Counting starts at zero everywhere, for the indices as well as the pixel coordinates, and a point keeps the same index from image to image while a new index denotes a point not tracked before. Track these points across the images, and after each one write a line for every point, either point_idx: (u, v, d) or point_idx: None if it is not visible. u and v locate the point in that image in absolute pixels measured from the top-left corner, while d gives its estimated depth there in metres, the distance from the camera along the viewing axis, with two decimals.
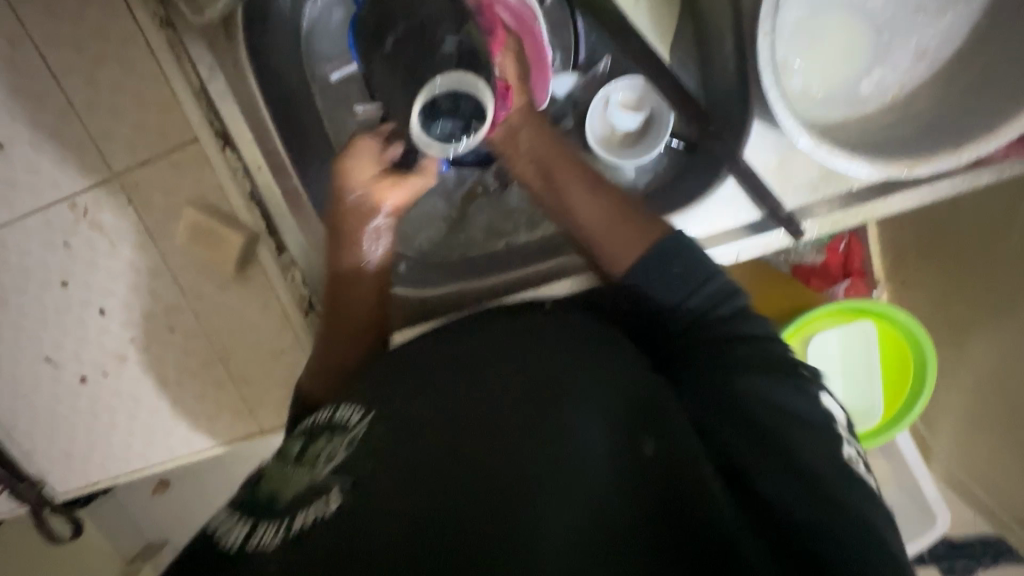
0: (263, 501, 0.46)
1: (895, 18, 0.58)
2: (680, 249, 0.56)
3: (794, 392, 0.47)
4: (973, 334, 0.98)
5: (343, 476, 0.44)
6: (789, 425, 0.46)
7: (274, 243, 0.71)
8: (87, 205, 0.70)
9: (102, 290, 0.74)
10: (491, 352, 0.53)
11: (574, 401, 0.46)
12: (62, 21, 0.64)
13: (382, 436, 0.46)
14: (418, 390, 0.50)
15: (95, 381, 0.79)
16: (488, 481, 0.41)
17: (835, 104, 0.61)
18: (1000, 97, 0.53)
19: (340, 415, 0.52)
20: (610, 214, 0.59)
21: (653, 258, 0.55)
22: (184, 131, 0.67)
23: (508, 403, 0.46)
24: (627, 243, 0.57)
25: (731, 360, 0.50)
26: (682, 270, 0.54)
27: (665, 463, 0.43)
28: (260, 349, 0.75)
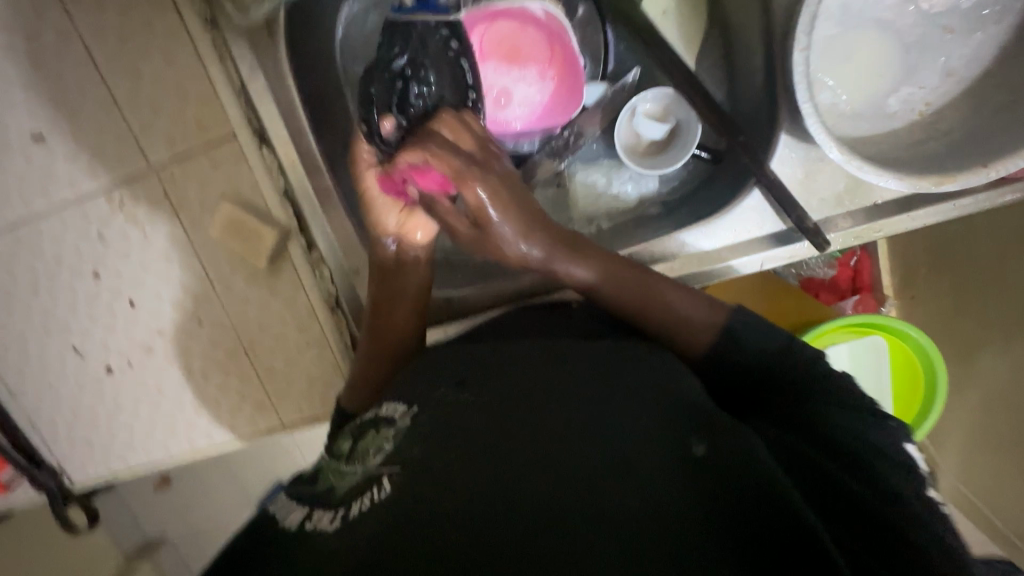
0: (319, 493, 0.48)
1: (924, 36, 0.59)
2: (751, 328, 0.57)
3: (849, 412, 0.49)
4: (983, 351, 0.99)
5: (395, 466, 0.45)
6: (843, 433, 0.47)
7: (304, 239, 0.73)
8: (124, 197, 0.72)
9: (133, 281, 0.75)
10: (541, 352, 0.55)
11: (627, 398, 0.48)
12: (109, 17, 0.66)
13: (426, 421, 0.49)
14: (473, 384, 0.52)
15: (120, 370, 0.80)
16: (548, 466, 0.42)
17: (862, 118, 0.62)
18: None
19: (385, 409, 0.55)
20: (688, 301, 0.60)
21: (744, 326, 0.57)
22: (223, 127, 0.69)
23: (568, 393, 0.48)
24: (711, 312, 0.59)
25: (803, 391, 0.52)
26: (760, 334, 0.57)
27: (723, 453, 0.43)
28: (285, 344, 0.76)
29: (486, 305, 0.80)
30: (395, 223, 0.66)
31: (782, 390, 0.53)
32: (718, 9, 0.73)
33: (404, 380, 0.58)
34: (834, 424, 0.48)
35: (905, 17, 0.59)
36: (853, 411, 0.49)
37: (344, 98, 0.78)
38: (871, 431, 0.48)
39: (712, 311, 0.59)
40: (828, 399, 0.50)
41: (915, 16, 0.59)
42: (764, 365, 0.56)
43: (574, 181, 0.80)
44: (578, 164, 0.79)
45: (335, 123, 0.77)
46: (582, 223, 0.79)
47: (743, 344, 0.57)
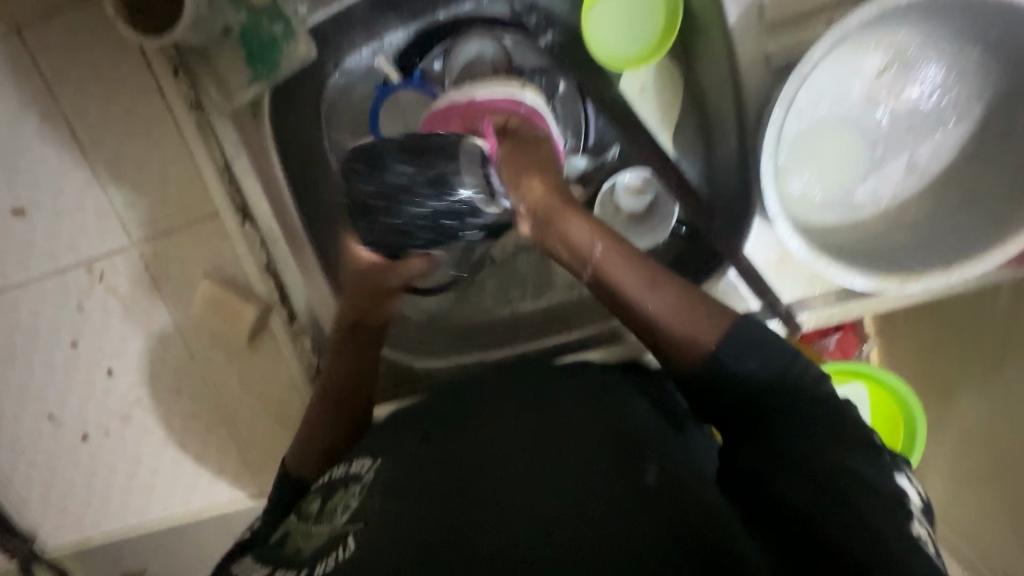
0: (287, 555, 0.49)
1: (889, 132, 0.61)
2: (753, 334, 0.51)
3: (841, 440, 0.46)
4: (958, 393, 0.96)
5: (358, 522, 0.47)
6: (825, 469, 0.45)
7: (286, 312, 0.72)
8: (105, 270, 0.72)
9: (111, 352, 0.75)
10: (503, 406, 0.56)
11: (576, 440, 0.50)
12: (93, 100, 0.66)
13: (378, 489, 0.50)
14: (431, 441, 0.54)
15: (96, 439, 0.79)
16: (501, 520, 0.44)
17: (832, 208, 0.64)
18: (977, 219, 0.57)
19: (355, 466, 0.55)
20: (679, 314, 0.53)
21: (739, 341, 0.51)
22: (207, 206, 0.69)
23: (518, 446, 0.50)
24: (705, 327, 0.52)
25: (798, 423, 0.48)
26: (758, 347, 0.50)
27: (667, 489, 0.46)
28: (265, 414, 0.76)
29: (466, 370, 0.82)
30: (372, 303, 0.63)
31: (760, 411, 0.49)
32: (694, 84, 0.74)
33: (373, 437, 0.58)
34: (814, 449, 0.46)
35: (869, 115, 0.61)
36: (851, 449, 0.45)
37: None
38: (865, 462, 0.45)
39: (706, 331, 0.52)
40: (823, 435, 0.46)
41: (878, 114, 0.61)
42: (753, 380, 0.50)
43: None
44: None
45: None
46: (564, 287, 0.85)
47: (736, 367, 0.50)
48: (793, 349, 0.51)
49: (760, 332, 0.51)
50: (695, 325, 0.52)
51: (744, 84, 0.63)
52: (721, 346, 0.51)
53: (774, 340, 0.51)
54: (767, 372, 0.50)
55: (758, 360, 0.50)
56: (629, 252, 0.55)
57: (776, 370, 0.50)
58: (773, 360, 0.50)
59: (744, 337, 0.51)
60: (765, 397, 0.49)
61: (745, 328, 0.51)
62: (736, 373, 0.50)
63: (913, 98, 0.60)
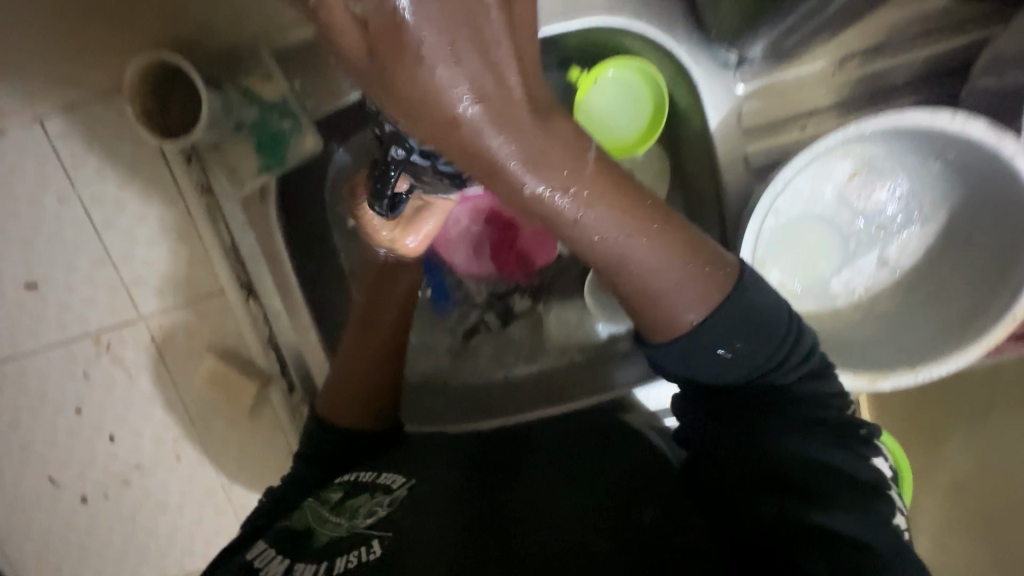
0: (300, 534, 0.55)
1: (862, 230, 0.65)
2: (755, 308, 0.46)
3: (828, 444, 0.48)
4: (952, 440, 0.84)
5: (384, 531, 0.53)
6: (811, 477, 0.47)
7: (286, 383, 0.74)
8: (111, 340, 0.74)
9: (114, 418, 0.77)
10: (538, 448, 0.64)
11: (588, 477, 0.57)
12: (108, 183, 0.70)
13: (415, 496, 0.56)
14: (460, 468, 0.61)
15: (95, 502, 0.81)
16: (528, 542, 0.51)
17: (808, 297, 0.67)
18: (940, 321, 0.60)
19: (382, 478, 0.60)
20: (666, 259, 0.44)
21: (737, 312, 0.46)
22: (212, 283, 0.72)
23: (543, 482, 0.58)
24: (699, 299, 0.46)
25: (784, 434, 0.48)
26: (754, 328, 0.46)
27: (658, 528, 0.52)
28: (261, 480, 0.78)
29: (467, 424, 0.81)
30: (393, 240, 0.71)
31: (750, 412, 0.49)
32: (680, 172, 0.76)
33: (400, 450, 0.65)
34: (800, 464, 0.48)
35: (843, 214, 0.65)
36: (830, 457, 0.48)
37: None
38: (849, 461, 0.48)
39: (699, 303, 0.46)
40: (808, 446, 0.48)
41: (851, 214, 0.64)
42: (752, 362, 0.47)
43: (550, 320, 0.87)
44: (553, 301, 0.87)
45: None
46: (556, 353, 0.86)
47: (725, 348, 0.46)
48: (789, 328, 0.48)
49: (772, 312, 0.47)
50: (683, 280, 0.45)
51: (725, 183, 0.67)
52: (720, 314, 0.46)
53: (775, 315, 0.47)
54: (759, 358, 0.47)
55: (749, 345, 0.47)
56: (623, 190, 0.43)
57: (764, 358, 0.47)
58: (763, 346, 0.47)
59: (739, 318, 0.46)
60: (760, 403, 0.48)
61: (751, 296, 0.47)
62: (723, 356, 0.47)
63: (882, 199, 0.63)
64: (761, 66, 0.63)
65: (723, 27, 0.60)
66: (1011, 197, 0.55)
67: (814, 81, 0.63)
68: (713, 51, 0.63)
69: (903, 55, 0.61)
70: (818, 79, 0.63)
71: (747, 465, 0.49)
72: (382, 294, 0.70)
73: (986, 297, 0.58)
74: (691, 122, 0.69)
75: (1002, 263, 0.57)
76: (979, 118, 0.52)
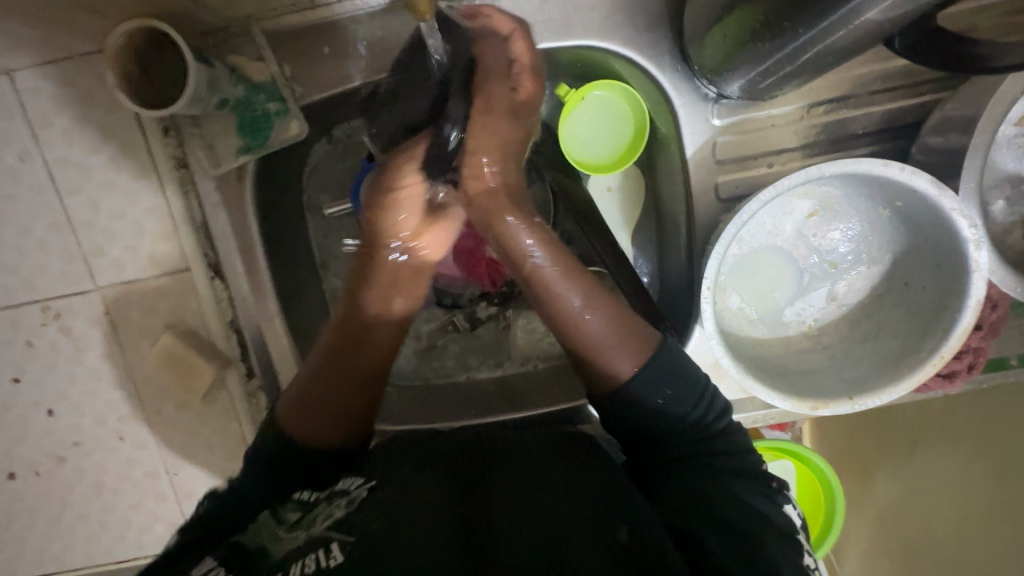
0: (254, 552, 0.51)
1: (815, 265, 0.69)
2: (678, 363, 0.60)
3: (736, 478, 0.55)
4: (880, 473, 0.92)
5: (346, 535, 0.49)
6: (721, 498, 0.53)
7: (245, 368, 0.73)
8: (61, 311, 0.71)
9: (54, 392, 0.73)
10: (514, 458, 0.61)
11: (557, 487, 0.55)
12: (76, 147, 0.67)
13: (384, 497, 0.53)
14: (430, 467, 0.59)
15: (23, 479, 0.76)
16: (497, 546, 0.47)
17: (763, 324, 0.71)
18: (877, 356, 0.65)
19: (340, 486, 0.59)
20: (609, 339, 0.60)
21: (658, 370, 0.59)
22: (177, 261, 0.70)
23: (526, 489, 0.55)
24: (633, 350, 0.60)
25: (706, 464, 0.56)
26: (677, 382, 0.59)
27: (637, 542, 0.48)
28: (209, 468, 0.76)
29: (426, 420, 0.82)
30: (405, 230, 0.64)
31: (681, 442, 0.58)
32: (655, 195, 0.79)
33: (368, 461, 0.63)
34: (716, 484, 0.54)
35: (800, 249, 0.69)
36: (739, 477, 0.55)
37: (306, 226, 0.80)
38: (759, 498, 0.54)
39: (632, 356, 0.59)
40: (730, 476, 0.55)
41: (808, 250, 0.69)
42: (666, 417, 0.58)
43: (517, 327, 0.88)
44: (522, 310, 0.88)
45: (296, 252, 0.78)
46: (518, 361, 0.88)
47: (653, 403, 0.58)
48: (704, 385, 0.61)
49: (685, 369, 0.60)
50: (616, 351, 0.60)
51: (695, 209, 0.71)
52: (652, 363, 0.59)
53: (689, 372, 0.60)
54: (688, 403, 0.59)
55: (678, 391, 0.59)
56: (582, 277, 0.64)
57: (689, 411, 0.58)
58: (685, 394, 0.59)
59: (660, 372, 0.59)
60: (689, 440, 0.58)
61: (669, 355, 0.60)
62: (659, 404, 0.58)
63: (835, 238, 0.68)
64: (737, 103, 0.67)
65: (705, 64, 0.63)
66: (947, 247, 0.59)
67: (783, 123, 0.68)
68: (695, 84, 0.67)
69: (864, 107, 0.66)
70: (787, 122, 0.68)
71: (669, 473, 0.57)
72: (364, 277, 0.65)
73: (918, 338, 0.62)
74: (670, 147, 0.72)
75: (935, 308, 0.61)
76: (923, 173, 0.56)
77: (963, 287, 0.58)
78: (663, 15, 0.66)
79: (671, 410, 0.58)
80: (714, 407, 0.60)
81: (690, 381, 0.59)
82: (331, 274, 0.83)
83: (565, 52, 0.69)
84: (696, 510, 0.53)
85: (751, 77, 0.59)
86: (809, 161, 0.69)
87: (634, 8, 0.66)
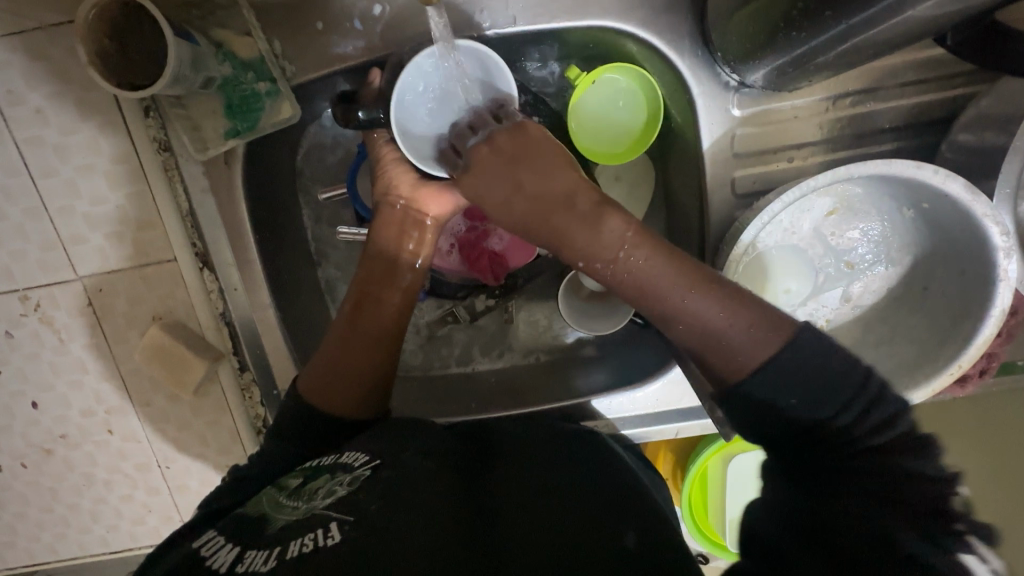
0: (253, 518, 0.49)
1: (831, 265, 0.67)
2: (812, 357, 0.47)
3: (880, 512, 0.43)
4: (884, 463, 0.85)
5: (346, 514, 0.47)
6: (850, 533, 0.42)
7: (238, 361, 0.70)
8: (41, 300, 0.67)
9: (39, 383, 0.71)
10: (514, 457, 0.59)
11: (567, 494, 0.53)
12: (50, 127, 0.62)
13: (383, 478, 0.51)
14: (436, 454, 0.57)
15: (10, 470, 0.74)
16: (501, 544, 0.46)
17: None
18: (891, 362, 0.63)
19: (343, 458, 0.56)
20: (727, 322, 0.49)
21: (783, 366, 0.47)
22: (163, 250, 0.66)
23: (530, 492, 0.53)
24: (747, 334, 0.49)
25: (844, 487, 0.44)
26: (816, 387, 0.46)
27: (646, 550, 0.47)
28: (202, 461, 0.74)
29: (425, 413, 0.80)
30: (410, 187, 0.66)
31: (816, 455, 0.46)
32: (665, 187, 0.75)
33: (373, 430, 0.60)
34: (850, 516, 0.43)
35: (816, 248, 0.66)
36: (883, 511, 0.43)
37: (301, 215, 0.77)
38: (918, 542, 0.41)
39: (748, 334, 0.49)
40: (872, 509, 0.43)
41: (824, 249, 0.66)
42: (811, 422, 0.46)
43: (518, 318, 0.86)
44: (524, 302, 0.86)
45: (290, 241, 0.75)
46: (520, 354, 0.86)
47: (780, 408, 0.47)
48: (867, 382, 0.47)
49: (835, 362, 0.47)
50: (739, 335, 0.49)
51: (709, 204, 0.67)
52: (769, 368, 0.47)
53: (838, 368, 0.47)
54: (836, 407, 0.46)
55: (830, 389, 0.46)
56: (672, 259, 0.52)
57: (828, 412, 0.46)
58: (835, 394, 0.46)
59: (792, 370, 0.47)
60: (826, 451, 0.46)
61: (812, 343, 0.47)
62: (788, 408, 0.47)
63: (854, 239, 0.65)
64: (759, 92, 0.63)
65: (727, 50, 0.59)
66: (973, 252, 0.57)
67: (807, 115, 0.64)
68: (715, 71, 0.63)
69: (891, 101, 0.63)
70: (809, 114, 0.64)
71: (797, 493, 0.45)
72: (373, 274, 0.65)
73: (934, 346, 0.60)
74: (684, 138, 0.68)
75: (955, 315, 0.59)
76: (958, 177, 0.54)
77: (986, 296, 0.56)
78: None
79: (812, 415, 0.46)
80: (876, 416, 0.46)
81: (839, 384, 0.46)
82: (331, 265, 0.80)
83: (576, 33, 0.64)
84: (808, 531, 0.43)
85: (778, 66, 0.55)
86: (830, 156, 0.65)
87: None
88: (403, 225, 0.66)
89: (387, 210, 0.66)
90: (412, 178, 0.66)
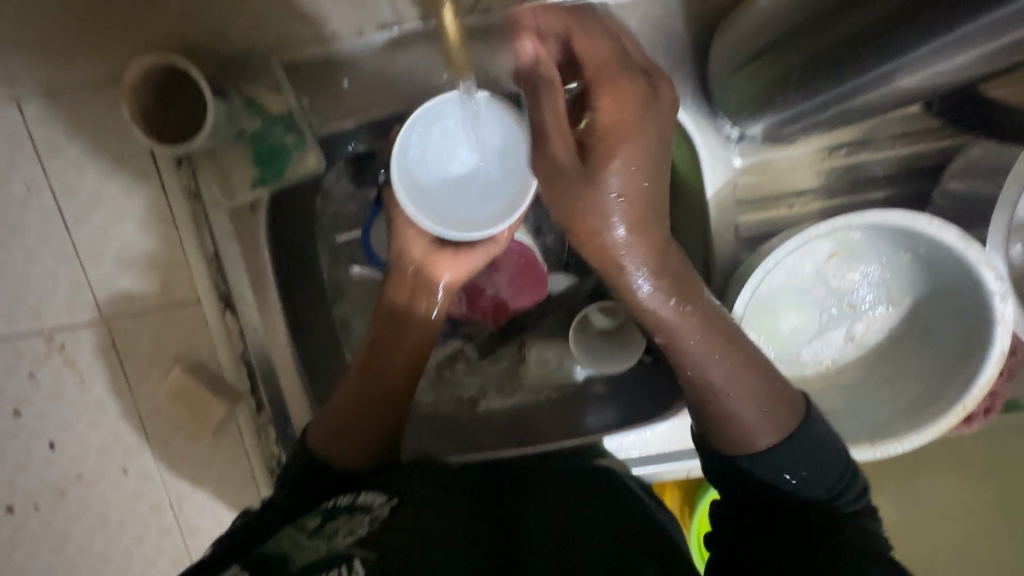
0: (271, 558, 0.47)
1: (834, 306, 0.69)
2: (818, 438, 0.52)
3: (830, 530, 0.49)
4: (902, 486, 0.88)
5: (369, 551, 0.45)
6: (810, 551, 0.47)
7: (255, 402, 0.71)
8: (67, 341, 0.69)
9: (58, 424, 0.71)
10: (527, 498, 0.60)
11: (583, 522, 0.55)
12: (86, 177, 0.65)
13: (403, 517, 0.50)
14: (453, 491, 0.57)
15: (22, 512, 0.74)
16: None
17: (781, 363, 0.69)
18: (898, 400, 0.65)
19: (362, 500, 0.54)
20: (760, 403, 0.52)
21: (800, 444, 0.51)
22: (188, 294, 0.69)
23: (547, 525, 0.54)
24: (776, 426, 0.52)
25: (796, 523, 0.50)
26: (822, 461, 0.51)
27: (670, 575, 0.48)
28: (217, 501, 0.74)
29: (440, 449, 0.81)
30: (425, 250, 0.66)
31: (784, 505, 0.52)
32: None
33: (381, 477, 0.59)
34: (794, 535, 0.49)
35: (818, 289, 0.69)
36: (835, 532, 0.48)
37: None
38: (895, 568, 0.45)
39: (776, 429, 0.52)
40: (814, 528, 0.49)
41: (827, 291, 0.68)
42: (808, 485, 0.51)
43: (530, 357, 0.87)
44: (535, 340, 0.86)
45: None
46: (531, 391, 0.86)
47: (791, 475, 0.51)
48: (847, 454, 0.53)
49: (830, 439, 0.53)
50: (768, 427, 0.52)
51: (716, 248, 0.70)
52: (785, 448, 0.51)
53: (830, 441, 0.53)
54: (828, 476, 0.51)
55: (820, 468, 0.51)
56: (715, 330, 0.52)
57: (827, 487, 0.51)
58: (828, 468, 0.51)
59: (806, 442, 0.52)
60: (792, 496, 0.51)
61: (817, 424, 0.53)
62: (789, 482, 0.51)
63: (855, 281, 0.68)
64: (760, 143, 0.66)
65: (729, 105, 0.62)
66: (969, 296, 0.60)
67: (805, 164, 0.67)
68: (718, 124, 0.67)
69: (883, 152, 0.66)
70: (807, 164, 0.68)
71: (761, 529, 0.51)
72: (386, 334, 0.65)
73: (940, 385, 0.62)
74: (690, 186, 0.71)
75: (958, 354, 0.61)
76: (951, 226, 0.57)
77: (986, 338, 0.59)
78: (688, 55, 0.66)
79: (823, 480, 0.51)
80: (849, 471, 0.53)
81: (835, 457, 0.52)
82: (347, 303, 0.78)
83: None
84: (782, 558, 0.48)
85: (776, 122, 0.59)
86: (827, 203, 0.69)
87: (660, 47, 0.65)
88: (414, 286, 0.66)
89: (399, 268, 0.67)
90: (425, 241, 0.66)
